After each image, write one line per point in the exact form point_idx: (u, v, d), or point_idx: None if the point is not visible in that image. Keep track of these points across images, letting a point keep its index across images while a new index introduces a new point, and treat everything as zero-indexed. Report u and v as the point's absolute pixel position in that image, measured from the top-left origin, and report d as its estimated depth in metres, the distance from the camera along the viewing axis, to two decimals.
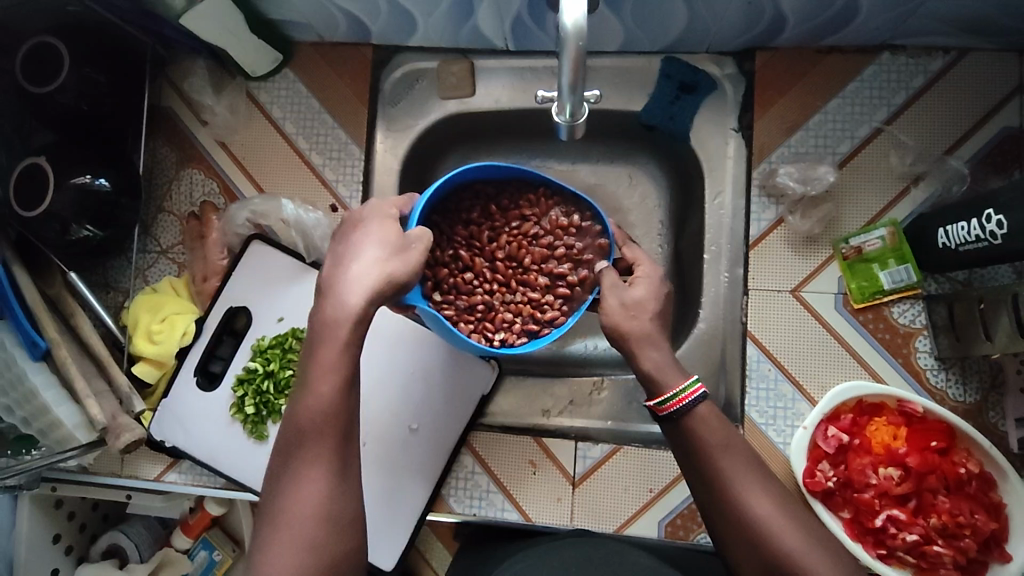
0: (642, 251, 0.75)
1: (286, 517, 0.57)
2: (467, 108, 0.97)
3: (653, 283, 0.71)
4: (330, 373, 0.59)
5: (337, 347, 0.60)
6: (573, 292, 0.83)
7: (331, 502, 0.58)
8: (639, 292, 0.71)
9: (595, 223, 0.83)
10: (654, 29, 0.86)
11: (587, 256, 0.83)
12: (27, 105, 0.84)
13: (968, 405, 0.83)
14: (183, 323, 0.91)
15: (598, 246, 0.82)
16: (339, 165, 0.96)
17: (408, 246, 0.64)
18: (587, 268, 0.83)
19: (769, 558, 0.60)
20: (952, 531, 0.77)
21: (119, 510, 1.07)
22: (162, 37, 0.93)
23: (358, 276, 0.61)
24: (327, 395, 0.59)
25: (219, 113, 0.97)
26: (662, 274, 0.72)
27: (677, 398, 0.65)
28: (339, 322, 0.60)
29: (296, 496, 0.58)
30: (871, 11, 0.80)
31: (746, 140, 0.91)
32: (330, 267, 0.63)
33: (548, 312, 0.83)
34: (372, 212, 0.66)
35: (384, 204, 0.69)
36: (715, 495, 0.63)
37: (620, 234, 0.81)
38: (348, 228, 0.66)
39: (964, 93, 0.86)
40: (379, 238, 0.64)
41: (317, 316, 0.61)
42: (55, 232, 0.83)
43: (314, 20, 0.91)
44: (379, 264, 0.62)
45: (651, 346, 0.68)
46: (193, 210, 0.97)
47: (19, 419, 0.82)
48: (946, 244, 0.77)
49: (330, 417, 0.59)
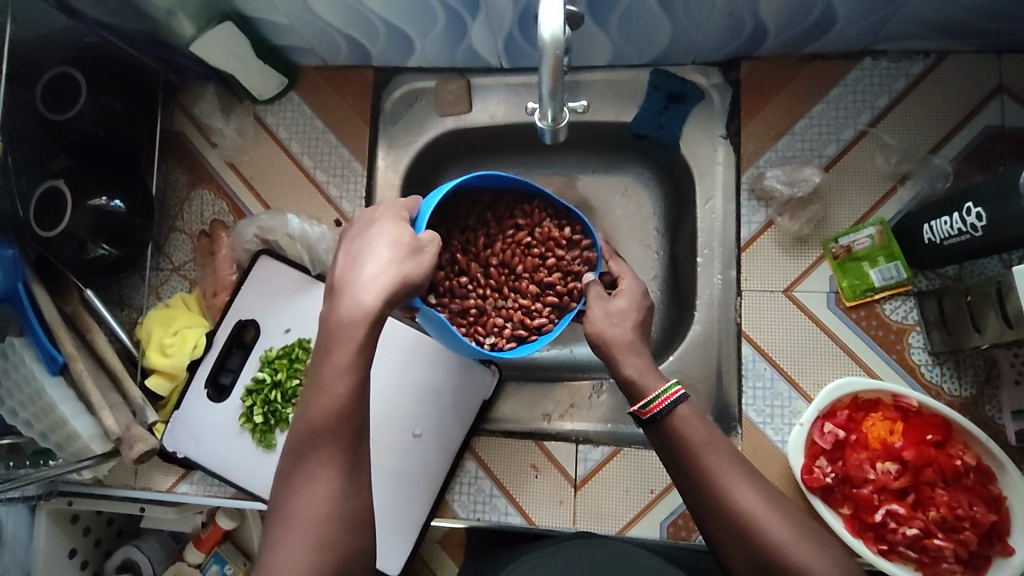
0: (628, 268, 0.83)
1: (300, 516, 0.58)
2: (465, 124, 1.00)
3: (635, 293, 0.77)
4: (344, 374, 0.61)
5: (350, 349, 0.62)
6: (562, 301, 0.86)
7: (343, 501, 0.59)
8: (622, 303, 0.76)
9: (584, 236, 0.86)
10: (640, 43, 0.90)
11: (576, 267, 0.86)
12: (47, 132, 0.89)
13: (963, 399, 0.84)
14: (194, 336, 0.95)
15: (587, 257, 0.85)
16: (342, 182, 1.00)
17: (420, 249, 0.67)
18: (575, 279, 0.86)
19: (776, 549, 0.60)
20: (952, 524, 0.77)
21: (133, 525, 1.09)
22: (174, 65, 0.98)
23: (375, 277, 0.64)
24: (341, 396, 0.60)
25: (228, 135, 1.01)
26: (644, 288, 0.78)
27: (659, 399, 0.67)
28: (350, 323, 0.62)
29: (310, 494, 0.59)
30: (848, 20, 0.83)
31: (734, 146, 0.94)
32: (343, 267, 0.66)
33: (537, 319, 0.86)
34: (386, 213, 0.70)
35: (393, 207, 0.71)
36: (719, 491, 0.64)
37: (608, 248, 0.85)
38: (363, 226, 0.69)
39: (945, 94, 0.89)
40: (393, 239, 0.67)
41: (329, 318, 0.63)
42: (73, 251, 0.87)
43: (317, 46, 0.96)
44: (393, 266, 0.65)
45: (633, 352, 0.72)
46: (203, 229, 1.01)
47: (38, 432, 0.85)
48: (931, 239, 0.79)
49: (344, 417, 0.60)
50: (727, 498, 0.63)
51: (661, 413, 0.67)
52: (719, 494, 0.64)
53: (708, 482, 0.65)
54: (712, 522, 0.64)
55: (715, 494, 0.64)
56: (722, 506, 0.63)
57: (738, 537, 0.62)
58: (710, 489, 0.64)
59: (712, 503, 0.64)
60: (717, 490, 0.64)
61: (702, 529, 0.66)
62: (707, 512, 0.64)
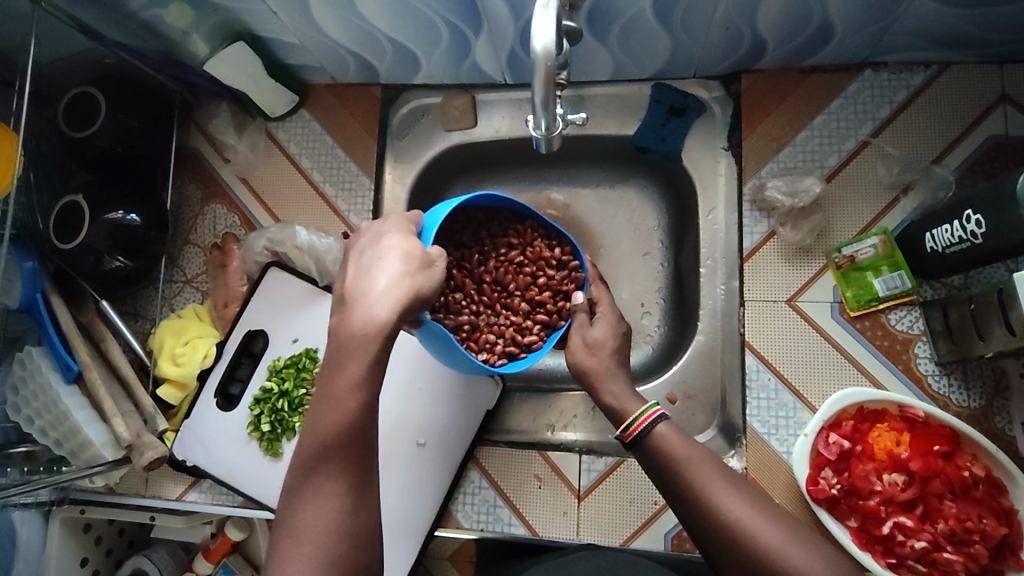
0: (607, 292, 0.87)
1: (306, 533, 0.58)
2: (470, 139, 1.03)
3: (611, 320, 0.81)
4: (355, 389, 0.60)
5: (362, 362, 0.60)
6: (551, 319, 0.87)
7: (353, 517, 0.59)
8: (600, 331, 0.80)
9: (573, 257, 0.88)
10: (640, 57, 0.91)
11: (566, 287, 0.87)
12: (68, 149, 0.93)
13: (972, 409, 0.83)
14: (206, 346, 0.97)
15: (575, 277, 0.87)
16: (350, 196, 1.02)
17: (431, 263, 0.65)
18: (565, 298, 0.87)
19: (794, 570, 0.59)
20: (961, 537, 0.75)
21: (145, 535, 1.09)
22: (189, 85, 1.02)
23: (388, 290, 0.62)
24: (354, 410, 0.60)
25: (241, 151, 1.05)
26: (620, 314, 0.83)
27: (638, 422, 0.70)
28: (363, 336, 0.60)
29: (323, 510, 0.58)
30: (846, 32, 0.84)
31: (735, 157, 0.95)
32: (353, 278, 0.63)
33: (528, 337, 0.86)
34: (395, 226, 0.67)
35: (401, 220, 0.69)
36: (730, 509, 0.63)
37: (595, 271, 0.88)
38: (371, 239, 0.66)
39: (946, 105, 0.89)
40: (403, 252, 0.64)
41: (340, 330, 0.62)
42: (90, 263, 0.90)
43: (327, 64, 0.99)
44: (405, 278, 0.62)
45: (611, 381, 0.77)
46: (215, 241, 1.04)
47: (52, 440, 0.88)
48: (934, 248, 0.79)
49: (355, 431, 0.60)
50: (741, 519, 0.62)
51: (642, 434, 0.70)
52: (730, 511, 0.63)
53: (717, 497, 0.64)
54: (721, 541, 0.62)
55: (721, 512, 0.63)
56: (736, 524, 0.62)
57: (748, 558, 0.61)
58: (719, 503, 0.64)
59: (725, 521, 0.62)
60: (723, 507, 0.63)
61: (704, 550, 0.65)
62: (715, 532, 0.63)
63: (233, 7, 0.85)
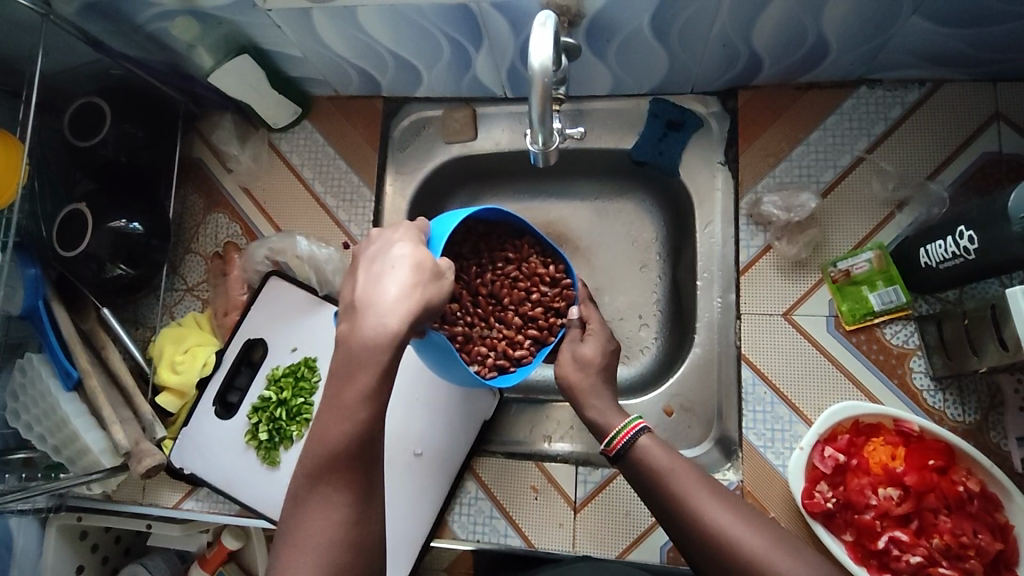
0: (594, 311, 0.86)
1: (311, 542, 0.57)
2: (469, 151, 1.04)
3: (600, 338, 0.82)
4: (361, 400, 0.59)
5: (372, 374, 0.59)
6: (542, 334, 0.88)
7: (358, 527, 0.59)
8: (590, 348, 0.81)
9: (566, 275, 0.89)
10: (638, 72, 0.93)
11: (557, 304, 0.88)
12: (75, 157, 0.94)
13: (967, 424, 0.83)
14: (205, 354, 0.97)
15: (567, 295, 0.88)
16: (351, 206, 1.03)
17: (441, 274, 0.65)
18: (556, 315, 0.89)
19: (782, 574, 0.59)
20: (957, 552, 0.75)
21: (142, 543, 1.09)
22: (194, 96, 1.04)
23: (397, 300, 0.61)
24: (358, 424, 0.59)
25: (243, 161, 1.06)
26: (610, 331, 0.83)
27: (622, 434, 0.71)
28: (371, 347, 0.60)
29: (324, 520, 0.58)
30: (841, 49, 0.85)
31: (733, 172, 0.96)
32: (363, 286, 0.63)
33: (519, 351, 0.87)
34: (406, 236, 0.67)
35: (411, 229, 0.69)
36: (715, 518, 0.63)
37: (585, 290, 0.88)
38: (381, 248, 0.66)
39: (940, 121, 0.90)
40: (413, 261, 0.64)
41: (347, 342, 0.61)
42: (92, 271, 0.91)
43: (329, 76, 1.00)
44: (416, 289, 0.62)
45: (596, 396, 0.77)
46: (216, 250, 1.05)
47: (50, 447, 0.88)
48: (928, 263, 0.80)
49: (362, 443, 0.59)
50: (726, 528, 0.62)
51: (625, 448, 0.71)
52: (714, 521, 0.63)
53: (703, 508, 0.64)
54: (711, 551, 0.62)
55: (711, 524, 0.63)
56: (723, 533, 0.62)
57: (742, 569, 0.60)
58: (703, 513, 0.64)
59: (714, 534, 0.62)
60: (713, 519, 0.63)
61: (694, 562, 0.65)
62: (705, 544, 0.63)
63: (237, 20, 0.86)
